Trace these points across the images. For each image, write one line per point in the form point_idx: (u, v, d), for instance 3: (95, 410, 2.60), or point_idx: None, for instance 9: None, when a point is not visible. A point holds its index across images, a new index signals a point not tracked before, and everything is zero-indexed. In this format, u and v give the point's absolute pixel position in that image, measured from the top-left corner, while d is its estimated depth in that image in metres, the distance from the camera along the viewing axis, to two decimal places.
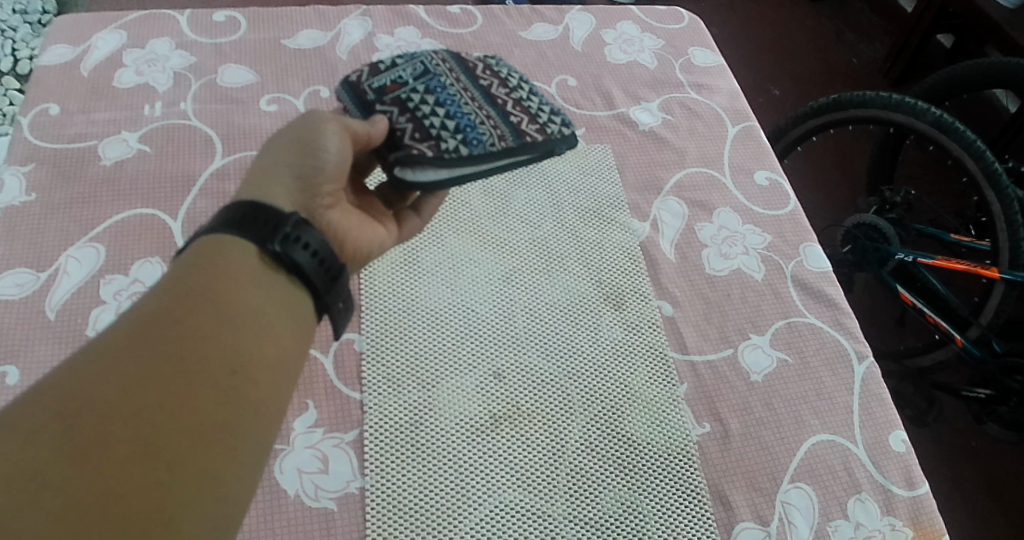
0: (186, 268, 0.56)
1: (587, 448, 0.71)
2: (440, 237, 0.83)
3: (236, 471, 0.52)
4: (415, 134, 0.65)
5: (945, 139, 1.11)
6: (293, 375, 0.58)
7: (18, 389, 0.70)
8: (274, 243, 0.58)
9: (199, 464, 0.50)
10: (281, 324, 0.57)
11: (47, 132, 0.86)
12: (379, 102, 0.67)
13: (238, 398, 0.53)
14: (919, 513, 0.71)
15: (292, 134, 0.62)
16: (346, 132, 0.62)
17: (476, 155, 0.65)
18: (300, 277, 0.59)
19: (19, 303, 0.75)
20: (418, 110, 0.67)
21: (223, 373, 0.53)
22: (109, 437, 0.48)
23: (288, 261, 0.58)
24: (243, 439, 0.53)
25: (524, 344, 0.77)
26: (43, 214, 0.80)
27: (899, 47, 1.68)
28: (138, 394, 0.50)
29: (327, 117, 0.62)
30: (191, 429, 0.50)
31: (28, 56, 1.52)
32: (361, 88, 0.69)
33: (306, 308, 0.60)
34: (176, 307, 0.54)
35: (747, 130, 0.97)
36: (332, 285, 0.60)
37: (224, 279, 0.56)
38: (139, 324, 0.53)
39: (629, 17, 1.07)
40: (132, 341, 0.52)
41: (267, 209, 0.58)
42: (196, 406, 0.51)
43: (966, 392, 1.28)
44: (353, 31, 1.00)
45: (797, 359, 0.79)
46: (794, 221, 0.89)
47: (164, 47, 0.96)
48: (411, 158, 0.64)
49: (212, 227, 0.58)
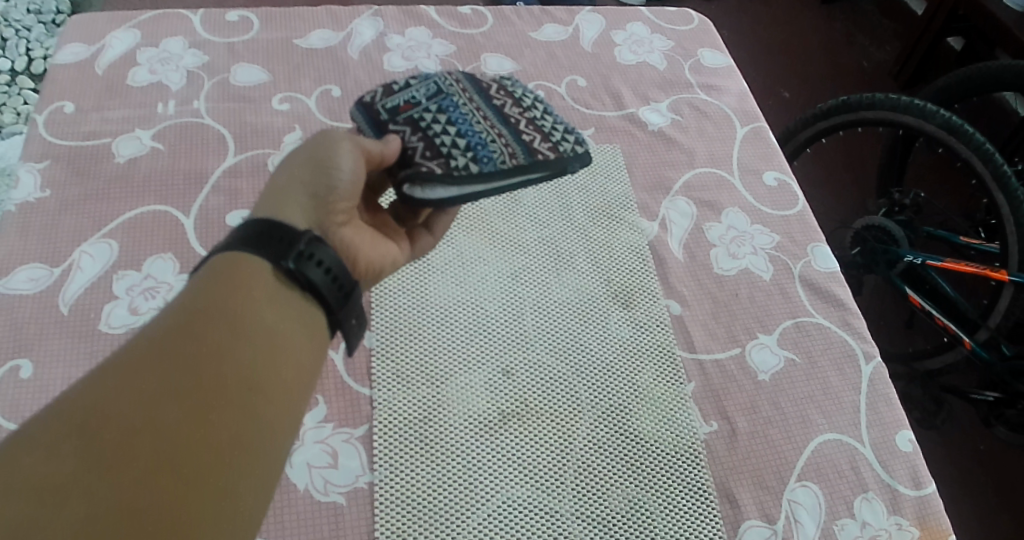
0: (200, 285, 0.57)
1: (596, 446, 0.72)
2: (451, 236, 0.83)
3: (252, 484, 0.52)
4: (425, 152, 0.65)
5: (953, 141, 1.11)
6: (307, 389, 0.58)
7: (32, 383, 0.71)
8: (290, 260, 0.58)
9: (215, 478, 0.51)
10: (293, 338, 0.58)
11: (63, 129, 0.87)
12: (392, 122, 0.68)
13: (256, 413, 0.54)
14: (926, 513, 0.72)
15: (307, 153, 0.63)
16: (360, 150, 0.62)
17: (486, 172, 0.65)
18: (314, 295, 0.59)
19: (33, 297, 0.76)
20: (430, 129, 0.67)
21: (239, 388, 0.54)
22: (128, 453, 0.49)
23: (302, 280, 0.59)
24: (261, 453, 0.53)
25: (534, 342, 0.77)
26: (57, 210, 0.81)
27: (909, 50, 1.67)
28: (157, 410, 0.51)
29: (341, 137, 0.63)
30: (210, 446, 0.51)
31: (42, 56, 1.54)
32: (374, 109, 0.69)
33: (320, 324, 0.60)
34: (191, 324, 0.55)
35: (756, 131, 0.97)
36: (345, 301, 0.61)
37: (238, 294, 0.56)
38: (155, 340, 0.54)
39: (639, 18, 1.08)
40: (149, 357, 0.53)
41: (282, 227, 0.59)
42: (212, 422, 0.52)
43: (976, 395, 1.29)
44: (365, 32, 1.01)
45: (805, 359, 0.79)
46: (802, 222, 0.90)
47: (177, 46, 0.96)
48: (419, 176, 0.64)
49: (228, 245, 0.59)
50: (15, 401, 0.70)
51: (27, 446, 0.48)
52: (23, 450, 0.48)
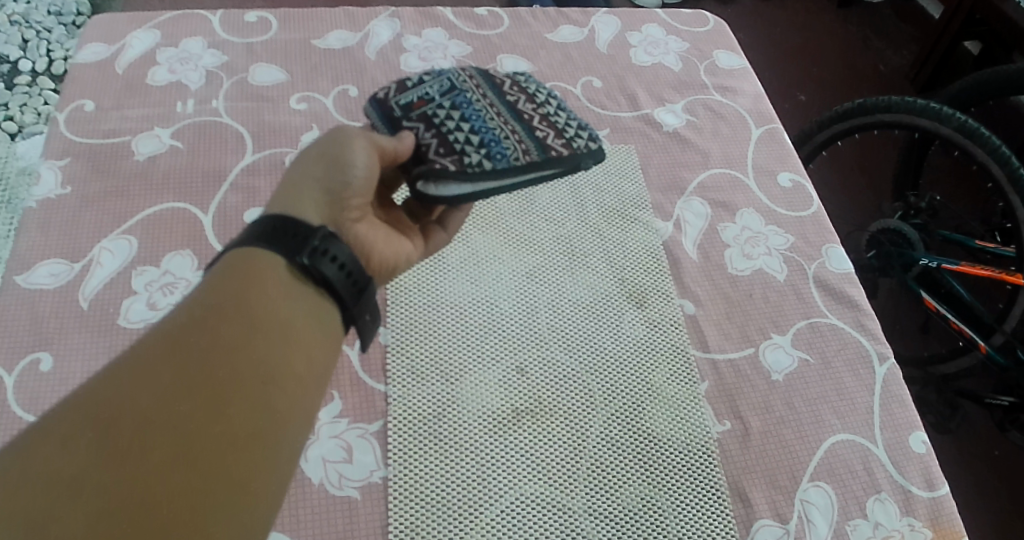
0: (216, 280, 0.57)
1: (609, 443, 0.72)
2: (466, 234, 0.84)
3: (268, 479, 0.53)
4: (439, 149, 0.66)
5: (969, 144, 1.11)
6: (322, 385, 0.59)
7: (51, 376, 0.72)
8: (304, 256, 0.59)
9: (230, 472, 0.51)
10: (308, 333, 0.58)
11: (83, 127, 0.88)
12: (406, 119, 0.69)
13: (270, 407, 0.54)
14: (940, 515, 0.71)
15: (321, 149, 0.63)
16: (373, 147, 0.63)
17: (499, 169, 0.66)
18: (328, 290, 0.60)
19: (53, 292, 0.77)
20: (444, 126, 0.68)
21: (255, 383, 0.54)
22: (143, 447, 0.49)
23: (317, 275, 0.59)
24: (275, 447, 0.54)
25: (548, 340, 0.77)
26: (77, 206, 0.82)
27: (926, 53, 1.67)
28: (172, 404, 0.51)
29: (355, 133, 0.63)
30: (225, 440, 0.52)
31: (62, 57, 1.56)
32: (388, 106, 0.70)
33: (335, 320, 0.61)
34: (206, 319, 0.55)
35: (771, 132, 0.98)
36: (359, 297, 0.61)
37: (253, 289, 0.57)
38: (172, 335, 0.54)
39: (655, 19, 1.08)
40: (164, 352, 0.53)
41: (297, 223, 0.59)
42: (228, 417, 0.52)
43: (989, 400, 1.29)
44: (382, 32, 1.02)
45: (818, 359, 0.79)
46: (817, 222, 0.90)
47: (196, 46, 0.98)
48: (434, 173, 0.64)
49: (244, 241, 0.59)
50: (34, 394, 0.71)
51: (43, 438, 0.49)
52: (42, 441, 0.49)
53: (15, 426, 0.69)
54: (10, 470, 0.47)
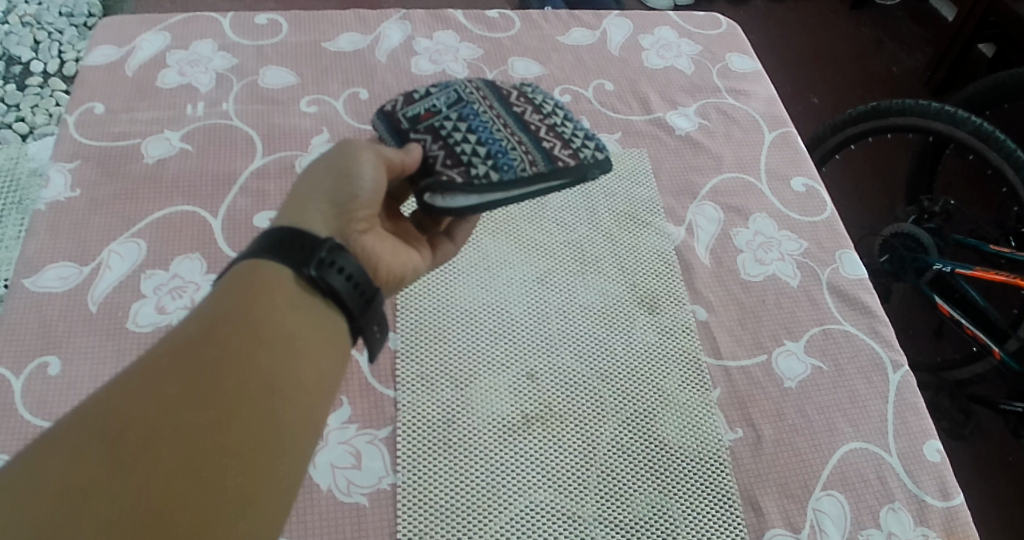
0: (224, 291, 0.57)
1: (620, 452, 0.71)
2: (477, 239, 0.83)
3: (273, 490, 0.52)
4: (446, 160, 0.66)
5: (985, 149, 1.09)
6: (328, 396, 0.58)
7: (59, 381, 0.72)
8: (311, 268, 0.58)
9: (235, 482, 0.51)
10: (317, 344, 0.58)
11: (93, 130, 0.88)
12: (413, 130, 0.68)
13: (276, 418, 0.54)
14: (954, 524, 0.70)
15: (328, 162, 0.63)
16: (380, 160, 0.63)
17: (506, 180, 0.65)
18: (335, 302, 0.59)
19: (62, 295, 0.76)
20: (451, 138, 0.67)
21: (260, 393, 0.54)
22: (147, 457, 0.49)
23: (324, 287, 0.58)
24: (281, 459, 0.53)
25: (558, 346, 0.77)
26: (87, 209, 0.82)
27: (940, 55, 1.65)
28: (177, 414, 0.51)
29: (362, 145, 0.62)
30: (229, 450, 0.51)
31: (74, 58, 1.57)
32: (395, 117, 0.69)
33: (341, 331, 0.60)
34: (213, 329, 0.55)
35: (784, 136, 0.97)
36: (367, 307, 0.61)
37: (259, 301, 0.56)
38: (180, 345, 0.54)
39: (667, 22, 1.07)
40: (171, 362, 0.53)
41: (304, 235, 0.59)
42: (233, 426, 0.52)
43: (1005, 405, 1.27)
44: (393, 35, 1.01)
45: (832, 367, 0.78)
46: (831, 228, 0.89)
47: (207, 48, 0.97)
48: (440, 186, 0.64)
49: (250, 252, 0.59)
50: (42, 399, 0.71)
51: (50, 448, 0.49)
52: (49, 451, 0.48)
53: (23, 430, 0.69)
54: (20, 480, 0.47)
